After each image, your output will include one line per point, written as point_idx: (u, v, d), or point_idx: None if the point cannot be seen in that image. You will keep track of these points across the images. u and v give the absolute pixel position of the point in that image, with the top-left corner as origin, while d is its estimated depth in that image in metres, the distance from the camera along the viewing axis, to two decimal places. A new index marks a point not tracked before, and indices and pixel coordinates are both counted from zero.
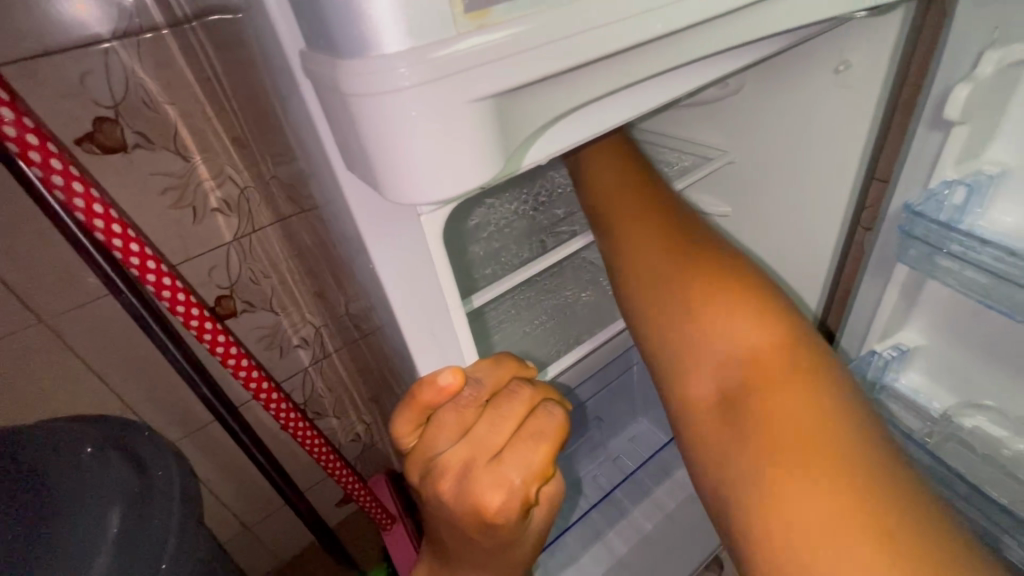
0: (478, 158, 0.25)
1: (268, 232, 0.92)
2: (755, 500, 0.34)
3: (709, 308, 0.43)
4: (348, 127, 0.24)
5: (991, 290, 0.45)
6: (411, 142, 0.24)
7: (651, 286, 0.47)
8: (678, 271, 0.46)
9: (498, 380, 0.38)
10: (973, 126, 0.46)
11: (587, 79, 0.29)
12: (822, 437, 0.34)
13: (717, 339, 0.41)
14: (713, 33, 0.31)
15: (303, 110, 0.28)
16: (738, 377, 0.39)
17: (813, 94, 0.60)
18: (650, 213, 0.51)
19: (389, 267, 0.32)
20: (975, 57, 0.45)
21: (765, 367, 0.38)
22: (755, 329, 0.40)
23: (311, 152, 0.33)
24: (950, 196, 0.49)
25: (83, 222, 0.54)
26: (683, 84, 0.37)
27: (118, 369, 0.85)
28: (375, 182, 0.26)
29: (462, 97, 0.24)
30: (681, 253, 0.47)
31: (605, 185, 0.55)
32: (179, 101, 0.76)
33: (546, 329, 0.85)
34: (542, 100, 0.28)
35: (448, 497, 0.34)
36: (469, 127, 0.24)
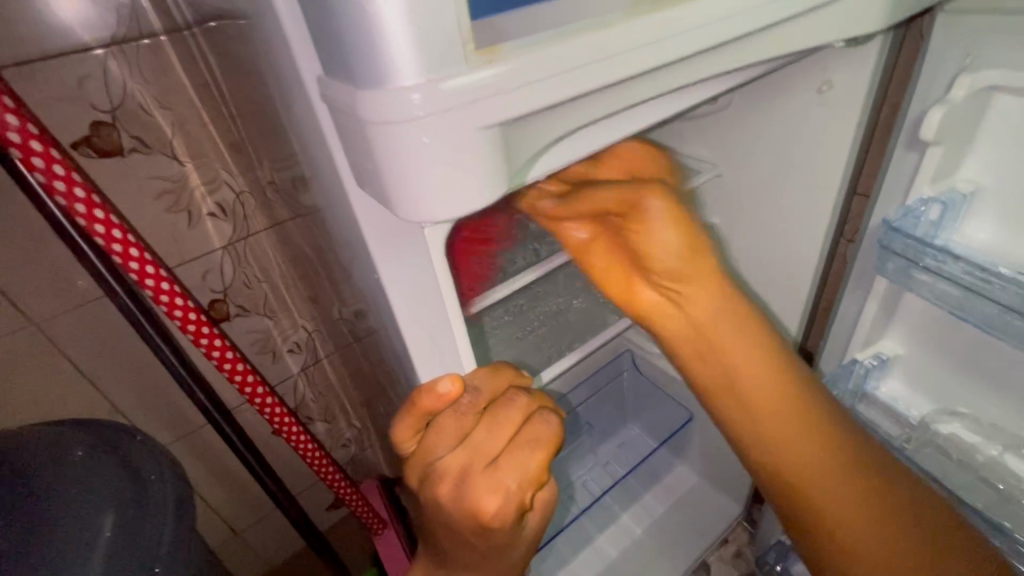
0: (484, 181, 0.27)
1: (261, 237, 0.92)
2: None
3: (815, 463, 0.47)
4: (362, 149, 0.26)
5: (964, 303, 0.48)
6: (423, 166, 0.25)
7: (743, 405, 0.49)
8: (774, 392, 0.48)
9: (495, 389, 0.39)
10: (947, 146, 0.49)
11: (588, 105, 0.30)
12: None
13: (797, 451, 0.47)
14: (705, 61, 0.33)
15: (315, 129, 0.30)
16: (842, 528, 0.46)
17: (798, 112, 0.62)
18: (741, 334, 0.48)
19: (395, 277, 0.33)
20: (949, 81, 0.48)
21: (867, 527, 0.45)
22: (829, 439, 0.47)
23: (319, 165, 0.34)
24: (927, 212, 0.52)
25: (82, 227, 0.55)
26: (677, 103, 0.39)
27: (109, 373, 0.85)
28: (386, 201, 0.27)
29: (471, 124, 0.25)
30: (767, 370, 0.48)
31: (686, 321, 0.50)
32: (176, 107, 0.76)
33: (539, 336, 0.86)
34: (545, 125, 0.29)
35: (446, 501, 0.35)
36: (477, 151, 0.26)
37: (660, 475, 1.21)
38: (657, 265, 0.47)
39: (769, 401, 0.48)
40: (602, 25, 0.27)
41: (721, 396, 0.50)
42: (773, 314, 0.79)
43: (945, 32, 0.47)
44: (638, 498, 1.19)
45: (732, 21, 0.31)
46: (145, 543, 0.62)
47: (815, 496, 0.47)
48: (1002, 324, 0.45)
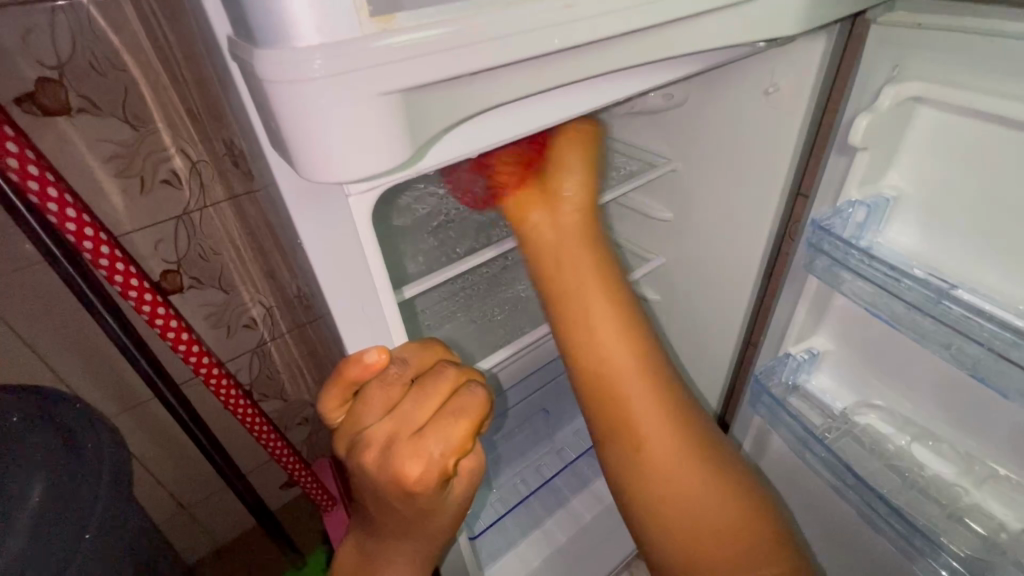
0: (390, 149, 0.28)
1: (221, 208, 0.91)
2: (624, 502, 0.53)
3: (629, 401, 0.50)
4: (269, 110, 0.26)
5: (878, 301, 0.51)
6: (325, 129, 0.26)
7: (642, 454, 0.51)
8: (656, 422, 0.51)
9: (423, 362, 0.39)
10: (873, 152, 0.51)
11: (501, 82, 0.31)
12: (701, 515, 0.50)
13: (687, 493, 0.50)
14: (621, 48, 0.35)
15: (236, 91, 0.30)
16: (649, 455, 0.51)
17: (748, 111, 0.65)
18: (643, 379, 0.51)
19: (320, 243, 0.34)
20: (879, 89, 0.51)
21: (664, 461, 0.51)
22: (677, 428, 0.51)
23: (249, 131, 0.34)
24: (853, 214, 0.55)
25: (15, 183, 0.53)
26: (607, 92, 0.40)
27: (50, 340, 0.82)
28: (294, 163, 0.28)
29: (374, 90, 0.26)
30: (667, 417, 0.51)
31: (584, 317, 0.51)
32: (129, 67, 0.74)
33: (495, 321, 0.90)
34: (455, 101, 0.30)
35: (371, 468, 0.36)
36: (380, 115, 0.27)
37: None
38: (558, 208, 0.52)
39: (668, 451, 0.51)
40: (509, 5, 0.28)
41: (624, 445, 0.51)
42: (718, 308, 0.83)
43: (879, 43, 0.50)
44: (589, 484, 1.25)
45: (643, 13, 0.33)
46: (76, 511, 0.61)
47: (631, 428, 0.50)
48: (910, 320, 0.48)
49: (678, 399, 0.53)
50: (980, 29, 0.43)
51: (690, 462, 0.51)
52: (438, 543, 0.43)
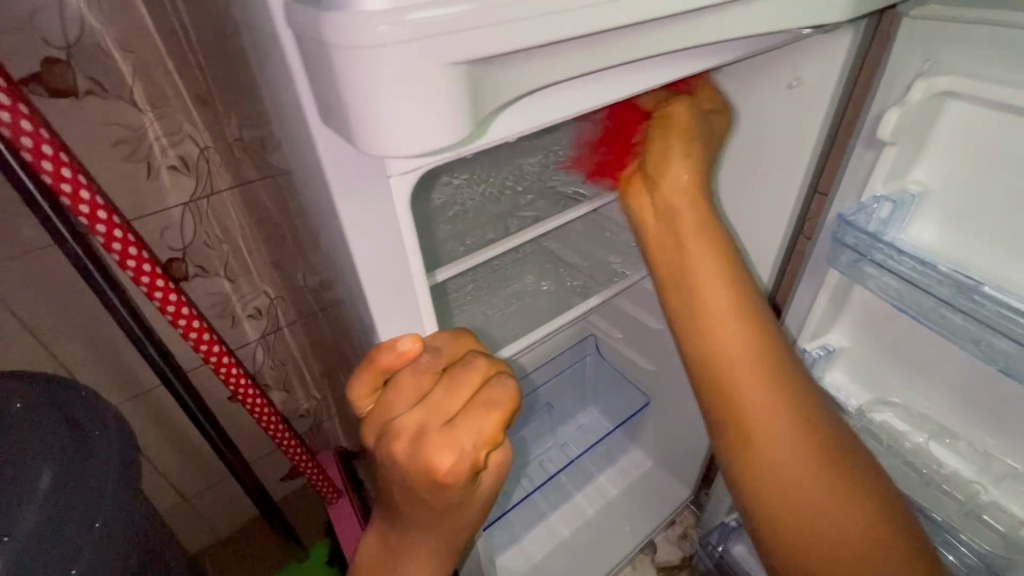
0: (451, 122, 0.27)
1: (225, 197, 0.89)
2: (742, 495, 0.51)
3: (747, 386, 0.49)
4: (330, 76, 0.26)
5: (905, 296, 0.50)
6: (389, 98, 0.25)
7: (772, 467, 0.48)
8: (778, 414, 0.48)
9: (454, 352, 0.39)
10: (900, 147, 0.51)
11: (560, 58, 0.31)
12: (830, 523, 0.46)
13: (830, 528, 0.47)
14: (671, 30, 0.34)
15: (281, 59, 0.29)
16: (769, 450, 0.48)
17: (769, 106, 0.64)
18: (777, 399, 0.48)
19: (359, 218, 0.33)
20: (909, 82, 0.50)
21: (785, 457, 0.48)
22: (801, 422, 0.48)
23: (284, 106, 0.33)
24: (878, 210, 0.54)
25: (28, 163, 0.52)
26: (637, 82, 0.40)
27: (53, 327, 0.81)
28: (351, 133, 0.27)
29: (441, 59, 0.25)
30: (801, 434, 0.48)
31: (707, 315, 0.50)
32: (138, 49, 0.73)
33: (504, 314, 0.90)
34: (512, 77, 0.30)
35: (399, 456, 0.35)
36: (445, 88, 0.26)
37: (617, 458, 1.30)
38: (663, 182, 0.53)
39: (811, 481, 0.47)
40: None
41: (756, 468, 0.49)
42: None
43: (909, 37, 0.49)
44: (592, 478, 1.28)
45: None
46: (85, 498, 0.60)
47: (748, 416, 0.49)
48: (937, 316, 0.48)
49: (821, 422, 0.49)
50: (1015, 22, 0.42)
51: (839, 497, 0.47)
52: (461, 536, 0.43)
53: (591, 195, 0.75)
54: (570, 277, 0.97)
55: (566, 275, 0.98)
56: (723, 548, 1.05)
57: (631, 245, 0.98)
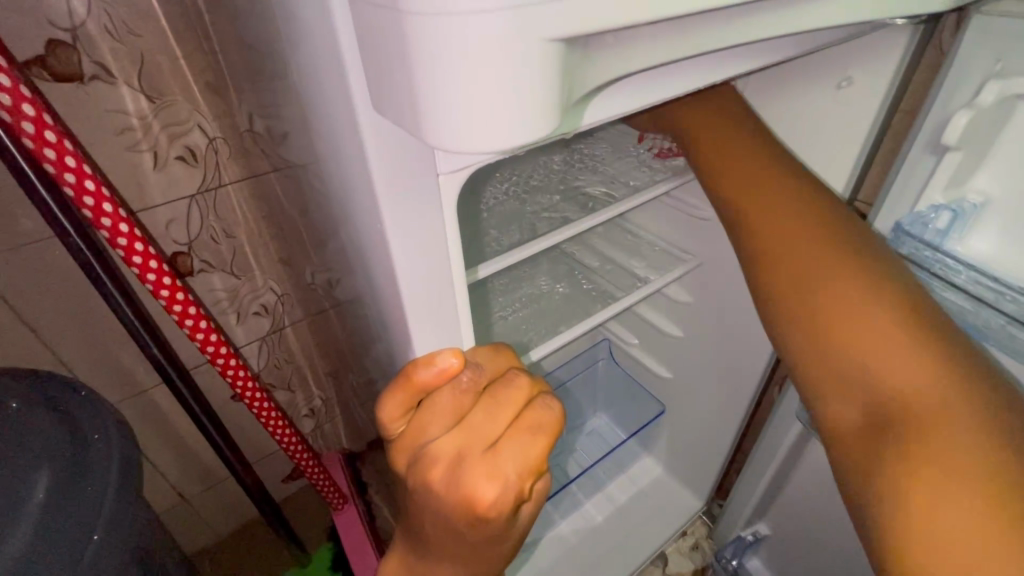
0: (536, 108, 0.24)
1: (233, 190, 0.86)
2: (781, 334, 0.49)
3: (773, 213, 0.50)
4: (402, 52, 0.23)
5: (971, 313, 0.47)
6: (471, 76, 0.22)
7: (808, 288, 0.47)
8: (809, 238, 0.48)
9: (494, 370, 0.36)
10: (965, 153, 0.48)
11: (636, 43, 0.28)
12: (874, 350, 0.43)
13: (873, 370, 0.42)
14: (738, 26, 0.32)
15: (329, 40, 0.28)
16: (803, 271, 0.47)
17: (812, 107, 0.61)
18: (798, 215, 0.50)
19: (398, 206, 0.33)
20: (978, 85, 0.47)
21: (820, 275, 0.47)
22: (840, 249, 0.47)
23: (329, 92, 0.31)
24: (935, 220, 0.50)
25: (30, 150, 0.48)
26: (688, 81, 0.38)
27: (52, 322, 0.77)
28: (422, 118, 0.24)
29: (535, 34, 0.22)
30: (839, 257, 0.47)
31: (727, 161, 0.54)
32: (148, 33, 0.69)
33: (520, 317, 0.86)
34: (589, 63, 0.27)
35: (437, 487, 0.32)
36: (535, 66, 0.23)
37: (627, 466, 1.27)
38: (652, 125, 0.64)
39: (836, 287, 0.46)
40: None
41: (796, 309, 0.47)
42: None
43: (979, 37, 0.46)
44: (603, 486, 1.24)
45: None
46: (84, 507, 0.57)
47: (778, 240, 0.49)
48: (1005, 335, 0.45)
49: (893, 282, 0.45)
50: None
51: (888, 332, 0.42)
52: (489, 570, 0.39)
53: (618, 198, 0.71)
54: (586, 279, 0.94)
55: (582, 278, 0.95)
56: (736, 562, 1.01)
57: (654, 249, 0.94)
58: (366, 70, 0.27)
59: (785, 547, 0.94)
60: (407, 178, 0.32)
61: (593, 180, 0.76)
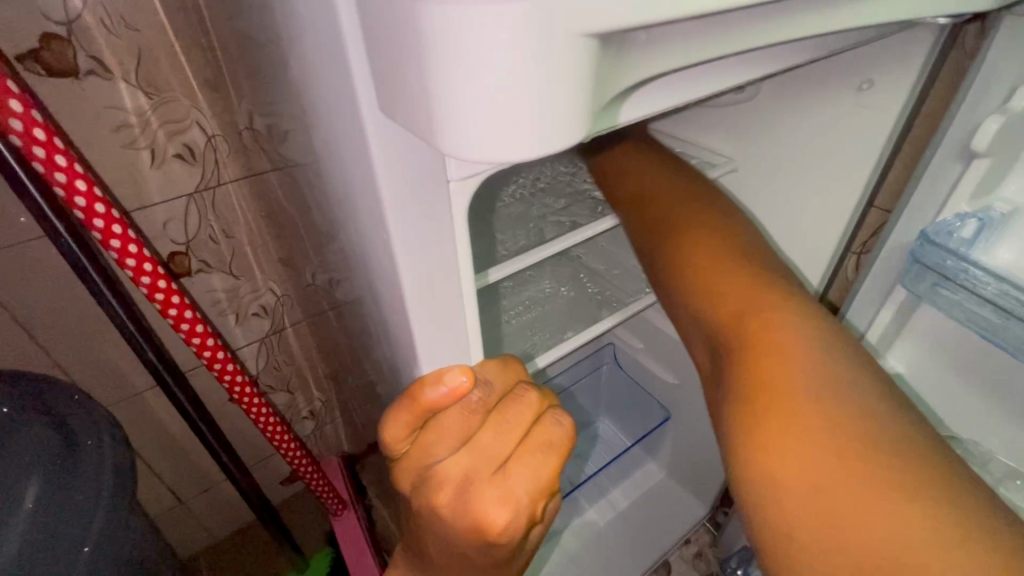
0: (567, 111, 0.22)
1: (232, 189, 0.83)
2: (660, 291, 0.50)
3: (656, 193, 0.55)
4: (418, 46, 0.21)
5: (1002, 328, 0.45)
6: (497, 74, 0.20)
7: (678, 241, 0.50)
8: (684, 206, 0.53)
9: (504, 385, 0.34)
10: (994, 160, 0.46)
11: (671, 43, 0.27)
12: (726, 282, 0.44)
13: (721, 299, 0.44)
14: (772, 26, 0.30)
15: (334, 35, 0.26)
16: (673, 226, 0.51)
17: (832, 111, 0.59)
18: (677, 194, 0.55)
19: (406, 214, 0.31)
20: (1010, 90, 0.45)
21: (688, 229, 0.50)
22: (707, 216, 0.51)
23: (334, 92, 0.29)
24: (961, 228, 0.48)
25: (19, 148, 0.46)
26: (714, 83, 0.36)
27: (46, 323, 0.75)
28: (439, 121, 0.22)
29: (568, 27, 0.20)
30: (706, 221, 0.51)
31: (632, 167, 0.59)
32: (146, 28, 0.67)
33: (525, 321, 0.84)
34: (621, 64, 0.26)
35: (444, 510, 0.30)
36: (567, 63, 0.21)
37: (630, 472, 1.25)
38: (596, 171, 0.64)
39: (699, 238, 0.49)
40: None
41: (665, 261, 0.50)
42: None
43: (1013, 38, 0.44)
44: (606, 492, 1.22)
45: None
46: (73, 518, 0.55)
47: (659, 207, 0.54)
48: None
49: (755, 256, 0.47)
50: None
51: (737, 270, 0.45)
52: None
53: None
54: (590, 283, 0.92)
55: (586, 282, 0.93)
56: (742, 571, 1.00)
57: None
58: (374, 67, 0.25)
59: None
60: (414, 186, 0.30)
61: (602, 183, 0.74)
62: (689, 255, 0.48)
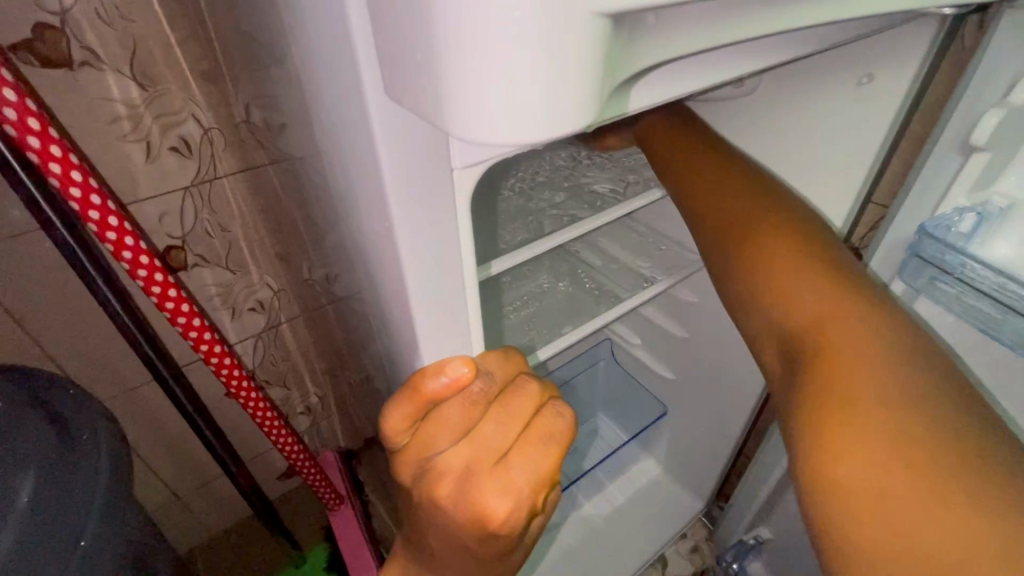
0: (578, 96, 0.22)
1: (229, 182, 0.83)
2: (723, 285, 0.51)
3: (711, 180, 0.54)
4: (429, 32, 0.21)
5: (1000, 321, 0.45)
6: (510, 58, 0.20)
7: (740, 236, 0.50)
8: (739, 194, 0.52)
9: (505, 377, 0.34)
10: (993, 154, 0.46)
11: (677, 31, 0.26)
12: (796, 284, 0.45)
13: (795, 304, 0.44)
14: (776, 15, 0.30)
15: (338, 21, 0.25)
16: (731, 220, 0.51)
17: (831, 106, 0.59)
18: (734, 181, 0.54)
19: (410, 203, 0.31)
20: (1009, 83, 0.45)
21: (749, 224, 0.50)
22: (769, 208, 0.51)
23: (337, 80, 0.29)
24: (958, 223, 0.47)
25: (13, 138, 0.45)
26: (719, 73, 0.36)
27: (40, 317, 0.75)
28: (450, 108, 0.22)
29: (582, 9, 0.20)
30: (768, 213, 0.50)
31: (680, 149, 0.57)
32: (141, 18, 0.67)
33: (523, 317, 0.84)
34: (629, 51, 0.25)
35: (444, 501, 0.30)
36: (580, 47, 0.21)
37: (627, 467, 1.25)
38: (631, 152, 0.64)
39: (763, 234, 0.49)
40: None
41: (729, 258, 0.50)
42: None
43: (1013, 32, 0.44)
44: (602, 488, 1.23)
45: None
46: (69, 511, 0.54)
47: (715, 197, 0.53)
48: None
49: (834, 259, 0.46)
50: None
51: (808, 272, 0.45)
52: None
53: (624, 197, 0.69)
54: (589, 278, 0.92)
55: (585, 277, 0.93)
56: (738, 565, 1.00)
57: (660, 249, 0.92)
58: (380, 54, 0.25)
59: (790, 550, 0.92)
60: (420, 172, 0.30)
61: (600, 178, 0.74)
62: (764, 264, 0.47)
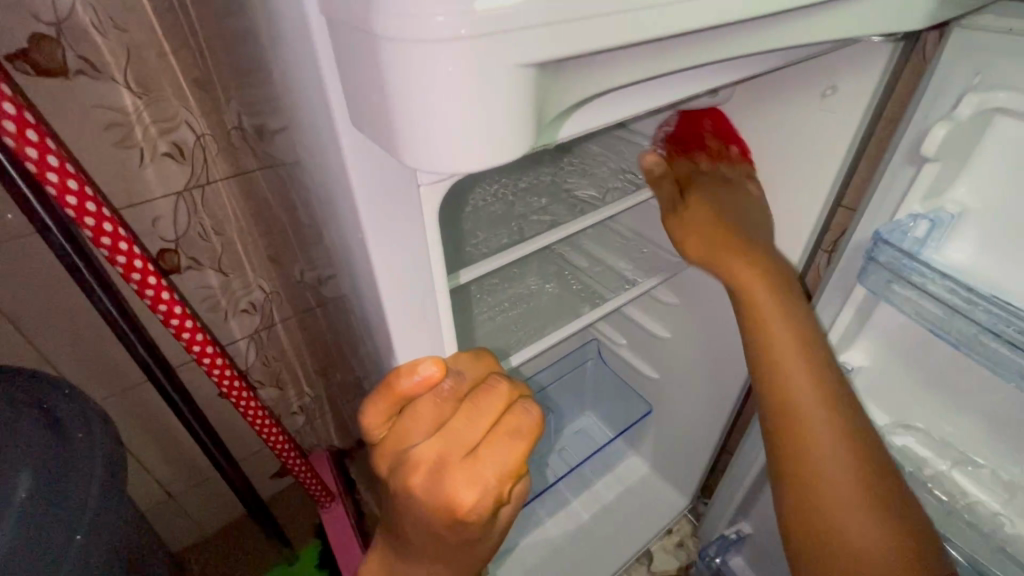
0: (510, 131, 0.26)
1: (221, 187, 0.85)
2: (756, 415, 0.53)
3: (755, 305, 0.52)
4: (379, 74, 0.24)
5: (945, 322, 0.48)
6: (448, 100, 0.23)
7: (777, 378, 0.50)
8: (782, 324, 0.51)
9: (476, 376, 0.37)
10: (943, 164, 0.49)
11: (610, 65, 0.30)
12: (826, 453, 0.48)
13: (827, 477, 0.47)
14: (708, 43, 0.33)
15: (309, 56, 0.28)
16: (770, 358, 0.51)
17: (799, 115, 0.61)
18: (772, 302, 0.52)
19: (380, 217, 0.33)
20: (957, 96, 0.47)
21: (789, 370, 0.50)
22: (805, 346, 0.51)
23: (312, 105, 0.31)
24: (913, 228, 0.51)
25: (11, 148, 0.48)
26: (670, 94, 0.39)
27: (36, 318, 0.76)
28: (399, 142, 0.25)
29: (507, 61, 0.24)
30: (805, 355, 0.50)
31: (737, 276, 0.52)
32: (135, 28, 0.69)
33: (509, 318, 0.86)
34: (563, 85, 0.29)
35: (417, 491, 0.33)
36: (509, 90, 0.24)
37: (614, 465, 1.28)
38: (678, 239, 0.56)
39: (804, 386, 0.49)
40: None
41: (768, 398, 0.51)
42: None
43: (959, 50, 0.47)
44: (590, 485, 1.26)
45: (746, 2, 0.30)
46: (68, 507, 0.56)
47: (755, 329, 0.52)
48: (978, 344, 0.46)
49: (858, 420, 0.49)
50: None
51: (840, 441, 0.48)
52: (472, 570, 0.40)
53: (603, 202, 0.71)
54: (574, 280, 0.94)
55: (570, 279, 0.95)
56: (720, 560, 1.02)
57: (643, 251, 0.95)
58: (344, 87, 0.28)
59: (770, 543, 0.95)
60: (388, 189, 0.33)
61: (582, 183, 0.77)
62: (797, 423, 0.49)
